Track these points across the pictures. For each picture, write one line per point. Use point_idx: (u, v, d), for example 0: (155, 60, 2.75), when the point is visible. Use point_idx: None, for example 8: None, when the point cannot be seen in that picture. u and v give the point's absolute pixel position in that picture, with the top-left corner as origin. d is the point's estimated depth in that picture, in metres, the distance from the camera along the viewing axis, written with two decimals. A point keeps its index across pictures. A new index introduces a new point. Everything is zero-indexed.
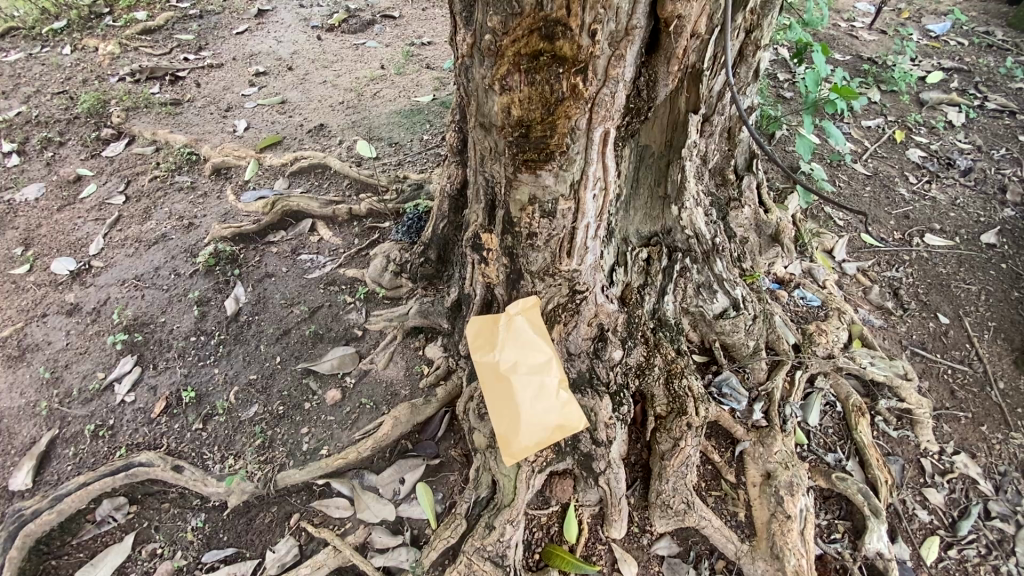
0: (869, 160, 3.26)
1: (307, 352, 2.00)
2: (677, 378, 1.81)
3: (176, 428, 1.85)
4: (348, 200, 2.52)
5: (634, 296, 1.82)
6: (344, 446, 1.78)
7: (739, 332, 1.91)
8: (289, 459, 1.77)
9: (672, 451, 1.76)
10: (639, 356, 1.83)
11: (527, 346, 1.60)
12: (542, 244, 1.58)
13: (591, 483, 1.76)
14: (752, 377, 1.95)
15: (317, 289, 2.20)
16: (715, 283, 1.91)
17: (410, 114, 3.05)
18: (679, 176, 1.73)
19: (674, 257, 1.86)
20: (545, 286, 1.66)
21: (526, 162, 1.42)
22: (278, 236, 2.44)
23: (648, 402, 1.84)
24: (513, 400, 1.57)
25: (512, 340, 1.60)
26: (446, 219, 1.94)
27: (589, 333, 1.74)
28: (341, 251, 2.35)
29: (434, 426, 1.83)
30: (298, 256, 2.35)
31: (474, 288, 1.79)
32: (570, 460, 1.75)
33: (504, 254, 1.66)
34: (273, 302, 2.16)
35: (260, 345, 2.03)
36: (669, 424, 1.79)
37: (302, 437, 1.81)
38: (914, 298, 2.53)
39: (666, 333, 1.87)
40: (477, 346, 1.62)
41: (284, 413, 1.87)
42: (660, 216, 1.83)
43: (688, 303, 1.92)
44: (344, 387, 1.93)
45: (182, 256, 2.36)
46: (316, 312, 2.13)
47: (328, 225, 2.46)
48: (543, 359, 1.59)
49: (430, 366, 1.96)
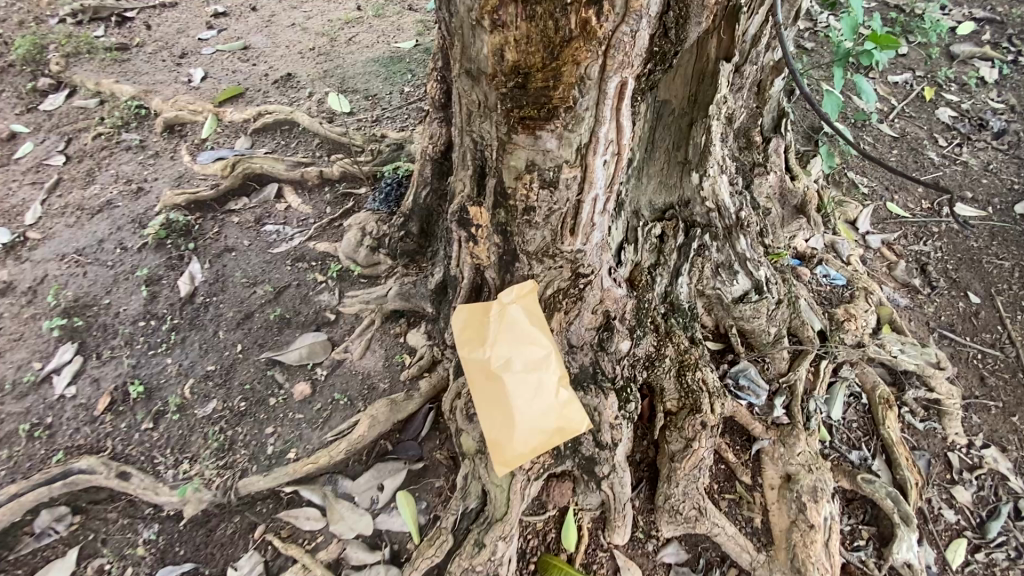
0: (896, 120, 2.98)
1: (272, 340, 1.77)
2: (690, 370, 1.63)
3: (123, 428, 1.62)
4: (319, 161, 2.24)
5: (644, 278, 1.62)
6: (314, 449, 1.56)
7: (760, 318, 1.72)
8: (252, 464, 1.55)
9: (683, 453, 1.57)
10: (648, 346, 1.63)
11: (523, 341, 1.39)
12: (541, 220, 1.34)
13: (592, 487, 1.57)
14: (772, 368, 1.74)
15: (284, 266, 1.94)
16: (737, 263, 1.68)
17: (390, 62, 2.69)
18: (703, 139, 1.48)
19: (692, 234, 1.63)
20: (545, 268, 1.43)
21: (523, 120, 1.17)
22: (240, 203, 2.16)
23: (657, 396, 1.65)
24: (507, 402, 1.37)
25: (504, 332, 1.39)
26: (429, 187, 1.69)
27: (593, 322, 1.53)
28: (311, 221, 2.09)
29: (417, 424, 1.62)
30: (263, 226, 2.09)
31: (460, 268, 1.54)
32: (569, 463, 1.55)
33: (496, 232, 1.41)
34: (233, 281, 1.91)
35: (218, 331, 1.79)
36: (680, 422, 1.60)
37: (267, 438, 1.60)
38: (943, 275, 2.33)
39: (679, 320, 1.69)
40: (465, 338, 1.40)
41: (247, 410, 1.64)
42: (677, 185, 1.59)
43: (704, 285, 1.71)
44: (314, 380, 1.70)
45: (129, 227, 2.07)
46: (282, 293, 1.87)
47: (296, 190, 2.19)
48: (542, 355, 1.39)
49: (412, 356, 1.74)
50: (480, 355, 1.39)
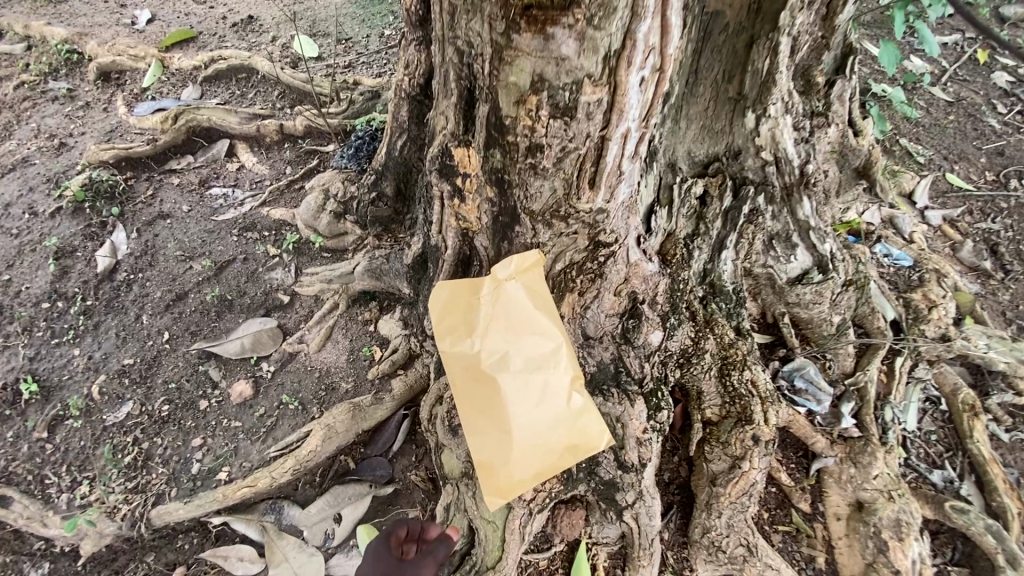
0: (949, 84, 2.61)
1: (208, 327, 1.41)
2: (737, 369, 1.27)
3: (10, 437, 1.27)
4: (279, 113, 1.87)
5: (678, 253, 1.27)
6: (252, 469, 1.21)
7: (821, 305, 1.37)
8: (170, 488, 1.20)
9: (729, 476, 1.23)
10: (684, 338, 1.27)
11: (523, 329, 1.02)
12: (551, 166, 0.98)
13: (611, 517, 1.23)
14: (836, 367, 1.38)
15: (228, 236, 1.57)
16: (796, 234, 1.32)
17: (369, 5, 2.30)
18: (765, 65, 1.11)
19: (742, 196, 1.27)
20: (554, 234, 1.08)
21: (528, 9, 0.80)
22: (184, 162, 1.80)
23: (692, 402, 1.30)
24: (501, 410, 1.02)
25: (498, 319, 1.03)
26: (405, 134, 1.32)
27: (615, 307, 1.17)
28: (266, 183, 1.73)
29: (388, 436, 1.26)
30: (207, 189, 1.72)
31: (442, 234, 1.17)
32: (583, 488, 1.20)
33: (490, 184, 1.05)
34: (164, 253, 1.54)
35: (141, 315, 1.43)
36: (723, 436, 1.25)
37: (193, 453, 1.24)
38: (1017, 258, 1.98)
39: (722, 305, 1.33)
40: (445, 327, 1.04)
41: (169, 416, 1.29)
42: (724, 132, 1.23)
43: (753, 262, 1.36)
44: (258, 378, 1.34)
45: (43, 188, 1.70)
46: (225, 269, 1.51)
47: (251, 147, 1.82)
48: (547, 348, 1.03)
49: (383, 348, 1.38)
50: (465, 348, 1.03)
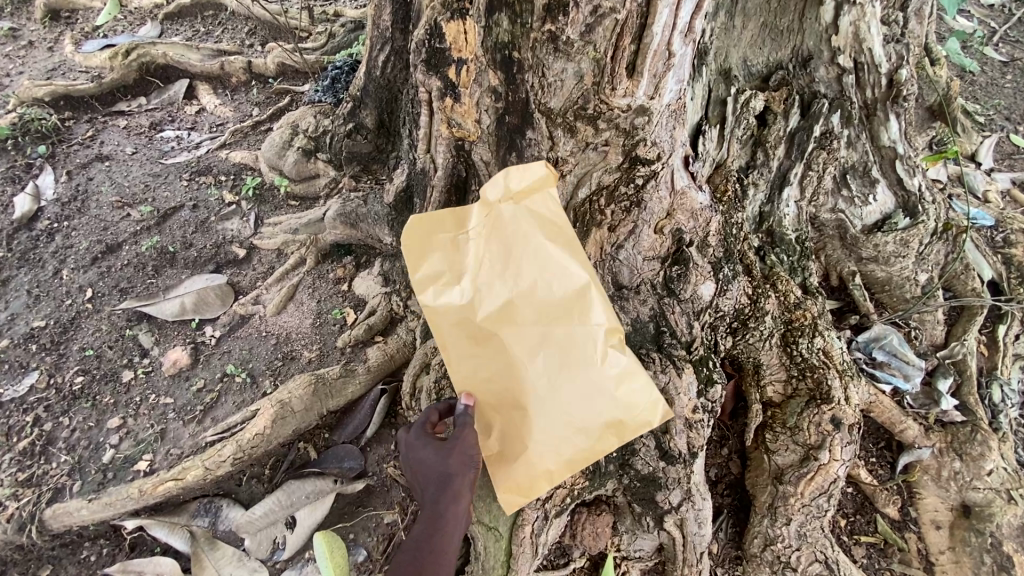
0: (1001, 44, 2.31)
1: (141, 285, 1.14)
2: (805, 336, 0.98)
3: None
4: (248, 51, 1.61)
5: (731, 188, 0.99)
6: (181, 458, 0.94)
7: (907, 259, 1.08)
8: (77, 481, 0.93)
9: (801, 471, 0.96)
10: (740, 295, 0.98)
11: (531, 267, 0.73)
12: (578, 34, 0.71)
13: (649, 525, 0.95)
14: (923, 338, 1.11)
15: (176, 181, 1.31)
16: (877, 167, 1.05)
17: None
18: None
19: (813, 114, 1.00)
20: (579, 143, 0.81)
21: None
22: (134, 104, 1.53)
23: (747, 380, 1.02)
24: (509, 379, 0.74)
25: (496, 258, 0.73)
26: (384, 39, 1.04)
27: (656, 248, 0.90)
28: (228, 126, 1.46)
29: (360, 419, 0.99)
30: (159, 132, 1.46)
31: (430, 152, 0.91)
32: (613, 485, 0.93)
33: (495, 71, 0.78)
34: (96, 199, 1.27)
35: (60, 269, 1.16)
36: (790, 421, 0.98)
37: (109, 437, 0.97)
38: None
39: (783, 258, 1.05)
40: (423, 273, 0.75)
41: (83, 391, 1.01)
42: (791, 30, 0.99)
43: (820, 205, 1.09)
44: (198, 346, 1.07)
45: None
46: (169, 217, 1.24)
47: (214, 88, 1.56)
48: (568, 289, 0.72)
49: (358, 310, 1.10)
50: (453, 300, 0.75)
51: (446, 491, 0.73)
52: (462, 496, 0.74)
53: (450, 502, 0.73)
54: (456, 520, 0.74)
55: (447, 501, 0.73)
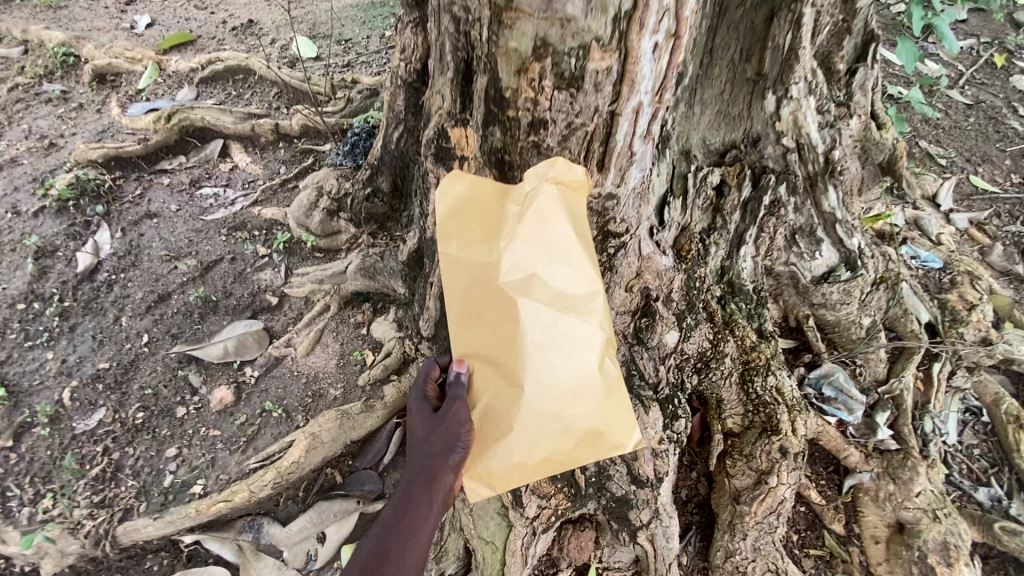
0: (967, 87, 2.49)
1: (190, 331, 1.32)
2: (760, 375, 1.15)
3: None
4: (275, 113, 1.81)
5: (694, 248, 1.16)
6: (229, 482, 1.11)
7: (851, 304, 1.25)
8: (142, 502, 1.11)
9: (754, 492, 1.12)
10: (702, 340, 1.15)
11: (555, 258, 0.86)
12: (556, 144, 0.89)
13: (624, 539, 1.12)
14: (867, 374, 1.27)
15: (215, 235, 1.49)
16: (822, 229, 1.22)
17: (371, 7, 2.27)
18: (787, 39, 1.04)
19: (762, 185, 1.18)
20: None
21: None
22: (176, 162, 1.73)
23: (710, 412, 1.18)
24: (515, 360, 0.85)
25: (527, 237, 0.86)
26: (398, 122, 1.20)
27: (627, 304, 1.08)
28: (259, 183, 1.66)
29: (378, 448, 1.16)
30: (198, 189, 1.65)
31: None
32: (593, 505, 1.09)
33: (490, 167, 0.96)
34: (148, 253, 1.46)
35: (120, 317, 1.34)
36: (747, 449, 1.14)
37: (167, 464, 1.15)
38: None
39: (742, 306, 1.22)
40: (462, 239, 0.89)
41: (144, 424, 1.19)
42: (742, 116, 1.15)
43: (774, 259, 1.25)
44: (240, 384, 1.25)
45: (28, 187, 1.63)
46: (211, 269, 1.43)
47: (245, 147, 1.75)
48: (582, 292, 0.87)
49: (376, 352, 1.28)
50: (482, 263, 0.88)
51: (431, 463, 0.85)
52: (443, 476, 0.85)
53: (432, 479, 0.84)
54: (433, 500, 0.83)
55: (427, 481, 0.84)
